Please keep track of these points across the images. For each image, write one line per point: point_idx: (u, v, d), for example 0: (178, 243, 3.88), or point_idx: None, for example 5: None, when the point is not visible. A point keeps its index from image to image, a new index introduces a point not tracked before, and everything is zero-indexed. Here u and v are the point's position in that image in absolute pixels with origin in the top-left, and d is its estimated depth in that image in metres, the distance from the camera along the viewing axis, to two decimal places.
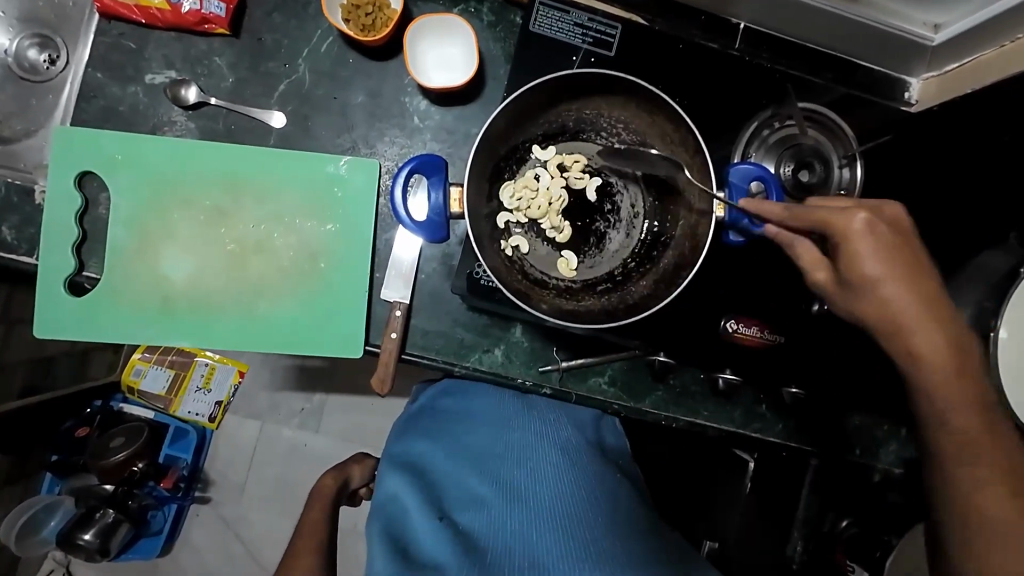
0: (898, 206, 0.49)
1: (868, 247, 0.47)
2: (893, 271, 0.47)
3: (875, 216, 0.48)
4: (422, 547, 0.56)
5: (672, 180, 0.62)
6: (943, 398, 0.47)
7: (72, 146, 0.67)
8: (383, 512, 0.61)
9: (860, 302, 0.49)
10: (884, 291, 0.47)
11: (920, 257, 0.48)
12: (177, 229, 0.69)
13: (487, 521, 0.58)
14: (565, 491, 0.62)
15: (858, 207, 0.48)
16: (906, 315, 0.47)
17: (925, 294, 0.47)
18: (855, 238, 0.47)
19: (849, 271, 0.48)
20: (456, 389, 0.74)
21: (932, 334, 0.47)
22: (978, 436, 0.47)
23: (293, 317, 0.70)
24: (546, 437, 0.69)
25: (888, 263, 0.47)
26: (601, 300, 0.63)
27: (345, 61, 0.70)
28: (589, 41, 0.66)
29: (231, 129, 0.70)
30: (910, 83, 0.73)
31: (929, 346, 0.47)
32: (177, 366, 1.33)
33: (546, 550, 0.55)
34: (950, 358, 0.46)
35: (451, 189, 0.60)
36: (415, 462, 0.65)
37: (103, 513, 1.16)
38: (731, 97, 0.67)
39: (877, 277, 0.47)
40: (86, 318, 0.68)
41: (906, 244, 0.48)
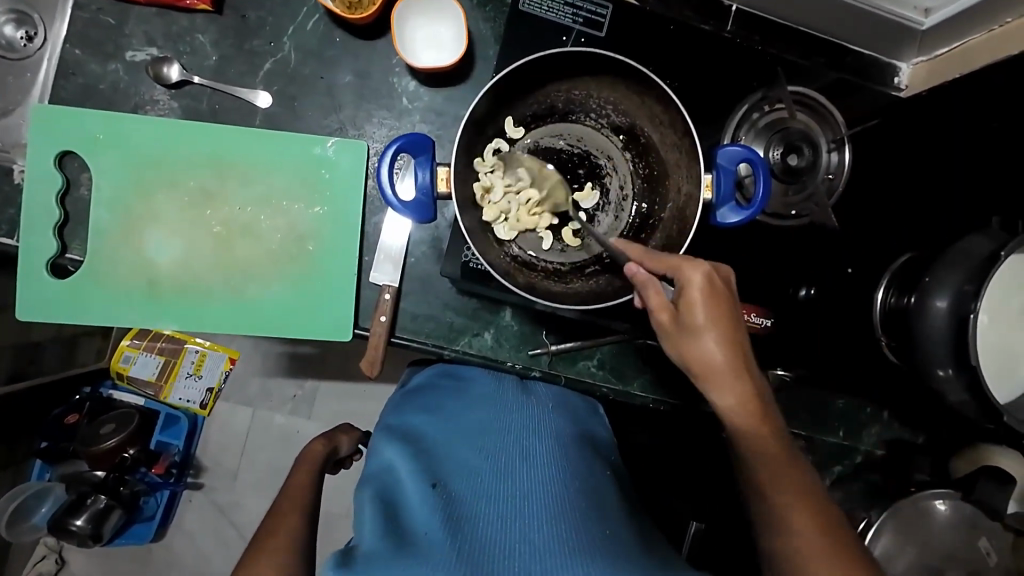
0: (729, 270, 0.55)
1: (701, 298, 0.52)
2: (717, 323, 0.52)
3: (715, 273, 0.53)
4: (411, 514, 0.54)
5: (661, 164, 0.62)
6: (753, 444, 0.52)
7: (52, 125, 0.65)
8: (377, 477, 0.60)
9: (685, 346, 0.53)
10: (704, 338, 0.52)
11: (735, 317, 0.53)
12: (163, 211, 0.68)
13: (479, 500, 0.56)
14: (562, 481, 0.60)
15: (702, 262, 0.53)
16: (715, 370, 0.52)
17: (733, 348, 0.52)
18: (693, 287, 0.52)
19: (686, 319, 0.52)
20: (461, 368, 0.73)
21: (739, 385, 0.52)
22: (787, 473, 0.50)
23: (282, 301, 0.70)
24: (546, 424, 0.68)
25: (714, 316, 0.51)
26: (589, 282, 0.63)
27: (332, 40, 0.69)
28: (579, 21, 0.65)
29: (215, 109, 0.69)
30: (899, 68, 0.73)
31: (732, 400, 0.52)
32: (167, 353, 1.33)
33: (537, 533, 0.52)
34: (748, 411, 0.52)
35: (439, 170, 0.58)
36: (411, 434, 0.65)
37: (95, 499, 1.16)
38: (721, 80, 0.67)
39: (702, 325, 0.51)
40: (73, 300, 0.67)
41: (730, 302, 0.53)
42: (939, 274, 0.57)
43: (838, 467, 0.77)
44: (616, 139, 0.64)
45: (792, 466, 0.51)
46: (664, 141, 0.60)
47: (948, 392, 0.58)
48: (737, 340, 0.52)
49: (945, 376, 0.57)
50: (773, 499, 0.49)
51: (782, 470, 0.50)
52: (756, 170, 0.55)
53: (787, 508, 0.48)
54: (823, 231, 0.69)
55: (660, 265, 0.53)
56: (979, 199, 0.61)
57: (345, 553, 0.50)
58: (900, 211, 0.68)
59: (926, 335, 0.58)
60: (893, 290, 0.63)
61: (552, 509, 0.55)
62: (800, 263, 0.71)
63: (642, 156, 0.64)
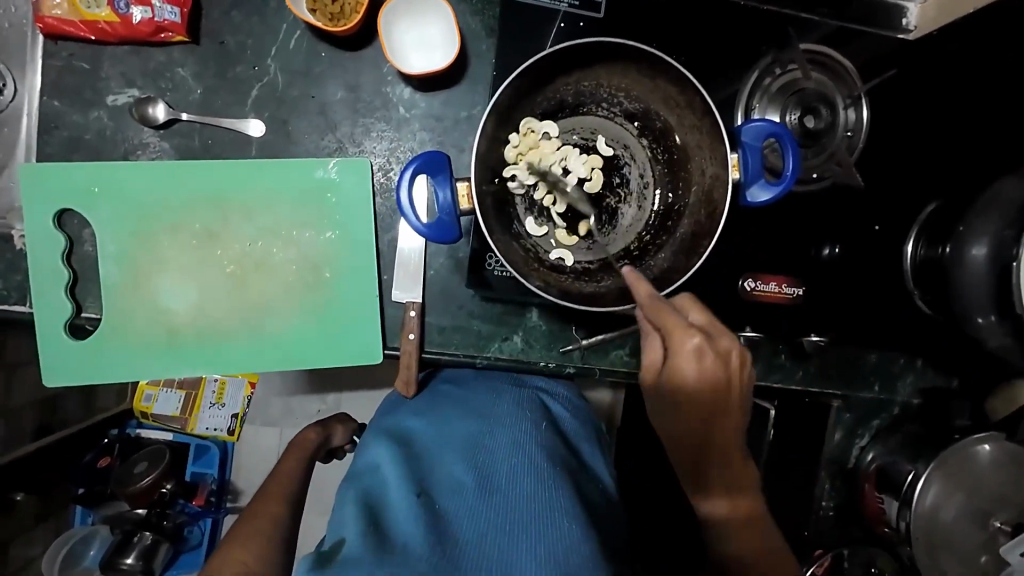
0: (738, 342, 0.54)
1: (690, 368, 0.53)
2: (704, 389, 0.54)
3: (707, 342, 0.53)
4: (394, 519, 0.55)
5: (681, 146, 0.57)
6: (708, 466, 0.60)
7: (47, 183, 0.63)
8: (362, 477, 0.62)
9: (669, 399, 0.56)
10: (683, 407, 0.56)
11: (730, 381, 0.55)
12: (171, 258, 0.66)
13: (463, 507, 0.57)
14: (549, 492, 0.60)
15: (696, 330, 0.52)
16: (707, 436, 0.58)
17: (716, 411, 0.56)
18: (680, 355, 0.53)
19: (673, 387, 0.54)
20: (456, 379, 0.77)
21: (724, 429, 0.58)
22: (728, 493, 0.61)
23: (306, 331, 0.69)
24: (537, 435, 0.69)
25: (703, 384, 0.53)
26: (620, 278, 0.58)
27: (317, 55, 0.66)
28: (574, 4, 0.61)
29: (208, 144, 0.66)
30: (908, 8, 0.69)
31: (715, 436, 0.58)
32: (187, 386, 1.33)
33: (520, 551, 0.53)
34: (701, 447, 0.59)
35: (460, 185, 0.54)
36: (404, 439, 0.67)
37: (141, 535, 1.19)
38: (729, 45, 0.63)
39: (687, 390, 0.54)
40: (95, 358, 0.66)
41: (723, 377, 0.54)
42: (973, 222, 0.58)
43: (876, 421, 0.78)
44: (631, 126, 0.60)
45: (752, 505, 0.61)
46: (683, 124, 0.55)
47: (989, 338, 0.59)
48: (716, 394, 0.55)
49: (984, 324, 0.58)
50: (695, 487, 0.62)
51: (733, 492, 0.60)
52: (785, 145, 0.50)
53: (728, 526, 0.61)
54: (849, 191, 0.66)
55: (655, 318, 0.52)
56: (995, 145, 0.61)
57: (322, 554, 0.51)
58: (926, 162, 0.66)
59: (967, 282, 0.58)
60: (923, 242, 0.65)
61: (534, 521, 0.56)
62: (837, 229, 0.67)
63: (659, 141, 0.59)
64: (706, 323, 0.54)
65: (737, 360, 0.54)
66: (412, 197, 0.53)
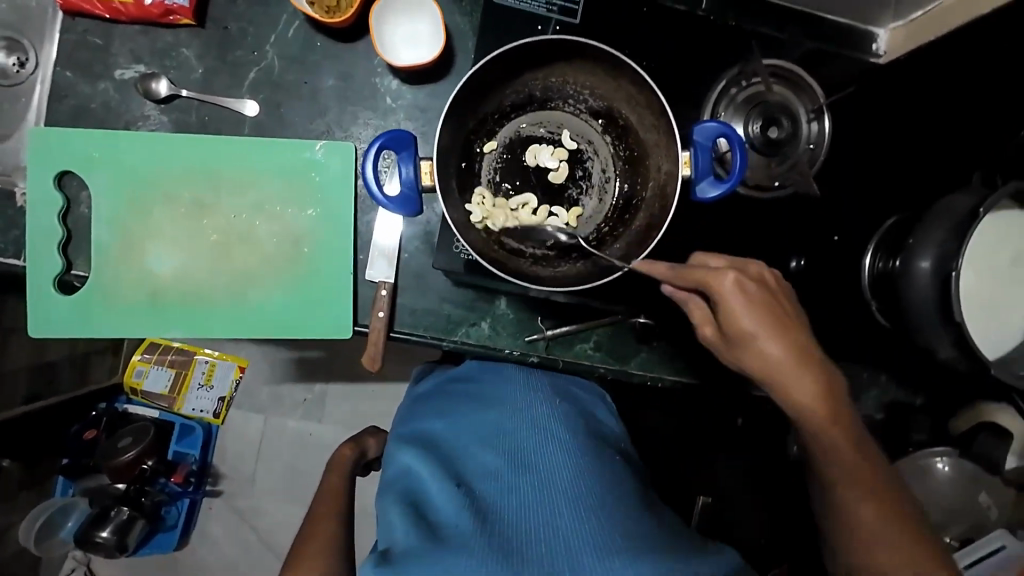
0: (761, 264, 0.54)
1: (740, 303, 0.51)
2: (766, 329, 0.51)
3: (743, 275, 0.52)
4: (438, 512, 0.57)
5: (640, 143, 0.61)
6: (828, 440, 0.52)
7: (51, 146, 0.67)
8: (399, 483, 0.63)
9: (743, 356, 0.53)
10: (759, 344, 0.51)
11: (784, 312, 0.52)
12: (160, 225, 0.69)
13: (499, 489, 0.59)
14: (575, 465, 0.62)
15: (728, 267, 0.51)
16: (780, 373, 0.52)
17: (791, 342, 0.51)
18: (725, 297, 0.51)
19: (731, 328, 0.52)
20: (463, 375, 0.76)
21: (808, 381, 0.51)
22: (861, 470, 0.52)
23: (282, 304, 0.71)
24: (553, 411, 0.70)
25: (762, 320, 0.51)
26: (577, 265, 0.60)
27: (313, 45, 0.71)
28: (552, 9, 0.65)
29: (204, 120, 0.70)
30: (877, 34, 0.73)
31: (805, 393, 0.52)
32: (177, 365, 1.36)
33: (562, 523, 0.54)
34: (826, 401, 0.52)
35: (422, 163, 0.57)
36: (428, 437, 0.67)
37: (117, 510, 1.20)
38: (698, 57, 0.67)
39: (753, 333, 0.51)
40: (80, 313, 0.69)
41: (773, 303, 0.52)
42: (923, 234, 0.59)
43: None
44: (596, 123, 0.63)
45: (887, 497, 0.51)
46: (642, 122, 0.58)
47: (939, 348, 0.61)
48: (790, 333, 0.52)
49: (934, 336, 0.59)
50: (836, 485, 0.52)
51: (861, 474, 0.52)
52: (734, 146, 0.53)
53: (859, 510, 0.51)
54: (809, 202, 0.69)
55: (690, 282, 0.52)
56: None
57: (381, 556, 0.54)
58: (886, 176, 0.69)
59: (915, 293, 0.60)
60: (881, 255, 0.66)
61: (573, 494, 0.58)
62: (800, 239, 0.69)
63: (621, 138, 0.62)
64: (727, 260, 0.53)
65: (773, 279, 0.54)
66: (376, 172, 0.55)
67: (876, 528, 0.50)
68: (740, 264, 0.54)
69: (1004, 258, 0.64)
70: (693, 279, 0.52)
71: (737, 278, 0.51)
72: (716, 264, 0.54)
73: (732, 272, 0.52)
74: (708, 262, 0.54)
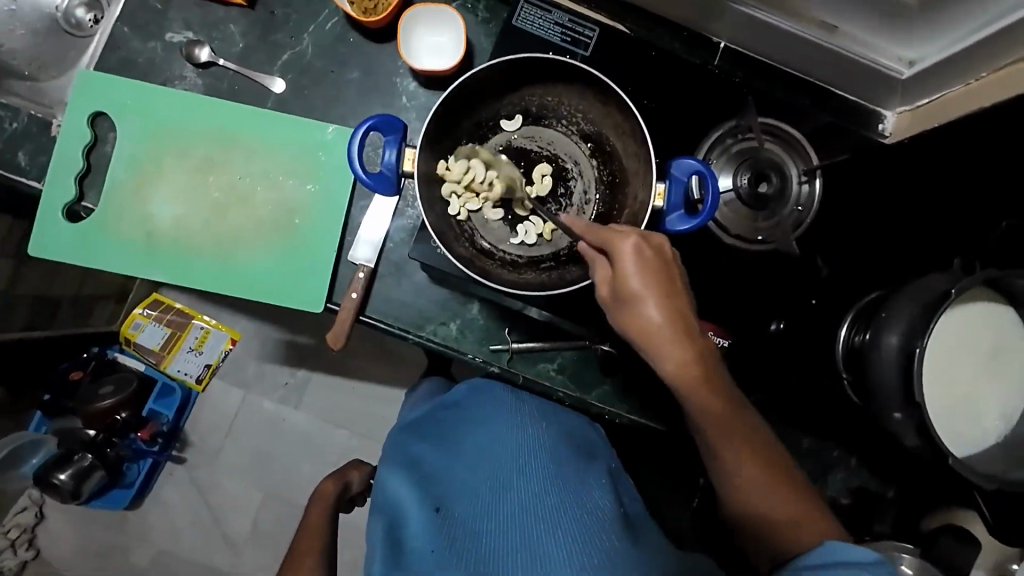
0: (663, 237, 0.55)
1: (634, 266, 0.53)
2: (653, 289, 0.53)
3: (644, 242, 0.54)
4: (414, 536, 0.57)
5: (621, 170, 0.65)
6: (703, 401, 0.54)
7: (90, 87, 0.73)
8: (380, 506, 0.63)
9: (626, 313, 0.54)
10: (642, 306, 0.53)
11: (674, 281, 0.54)
12: (171, 175, 0.74)
13: (478, 514, 0.59)
14: (557, 490, 0.62)
15: (631, 232, 0.54)
16: (657, 334, 0.54)
17: (671, 307, 0.53)
18: (620, 256, 0.53)
19: (623, 288, 0.54)
20: (455, 402, 0.78)
21: (680, 345, 0.54)
22: (729, 426, 0.54)
23: (263, 268, 0.74)
24: (538, 439, 0.70)
25: (650, 284, 0.53)
26: (541, 275, 0.64)
27: (346, 40, 0.76)
28: (565, 40, 0.70)
29: (233, 89, 0.76)
30: (885, 116, 0.74)
31: (676, 358, 0.54)
32: (174, 326, 1.36)
33: (544, 544, 0.54)
34: (694, 364, 0.54)
35: (406, 150, 0.61)
36: (413, 461, 0.68)
37: (82, 455, 1.17)
38: (698, 105, 0.70)
39: (640, 294, 0.53)
40: (77, 242, 0.73)
41: (666, 270, 0.54)
42: (894, 309, 0.59)
43: None
44: (584, 146, 0.67)
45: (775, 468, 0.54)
46: (626, 151, 0.63)
47: (904, 435, 0.58)
48: (674, 298, 0.54)
49: (900, 419, 0.57)
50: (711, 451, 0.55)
51: (734, 438, 0.54)
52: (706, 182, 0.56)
53: (737, 468, 0.54)
54: (787, 261, 0.69)
55: (594, 237, 0.55)
56: None
57: None
58: (871, 250, 0.68)
59: (881, 370, 0.58)
60: (856, 328, 0.64)
61: (555, 517, 0.58)
62: (773, 297, 0.70)
63: (606, 163, 0.66)
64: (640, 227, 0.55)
65: (671, 253, 0.54)
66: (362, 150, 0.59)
67: (766, 484, 0.53)
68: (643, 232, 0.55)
69: (983, 352, 0.62)
70: (601, 239, 0.55)
71: (637, 243, 0.54)
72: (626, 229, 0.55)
73: (636, 238, 0.54)
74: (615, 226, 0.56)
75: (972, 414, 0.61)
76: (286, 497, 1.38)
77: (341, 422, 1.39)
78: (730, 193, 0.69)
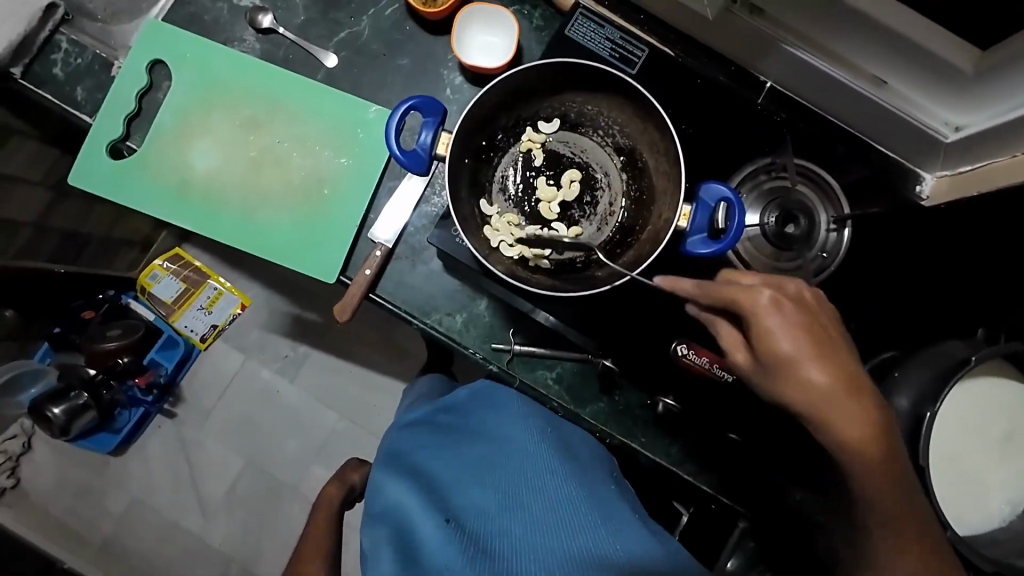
0: (800, 281, 0.52)
1: (776, 322, 0.49)
2: (809, 349, 0.48)
3: (780, 292, 0.50)
4: (427, 551, 0.54)
5: (650, 188, 0.65)
6: (872, 478, 0.47)
7: (155, 35, 0.76)
8: (387, 518, 0.59)
9: (786, 383, 0.49)
10: (805, 368, 0.48)
11: (830, 334, 0.50)
12: (215, 128, 0.77)
13: (488, 522, 0.56)
14: (565, 493, 0.60)
15: (763, 284, 0.50)
16: (828, 403, 0.47)
17: (839, 368, 0.48)
18: (761, 314, 0.49)
19: (767, 351, 0.49)
20: (452, 404, 0.73)
21: (861, 415, 0.47)
22: (901, 509, 0.47)
23: (284, 231, 0.76)
24: (541, 437, 0.67)
25: (802, 342, 0.48)
26: (553, 277, 0.65)
27: (402, 27, 0.78)
28: (614, 56, 0.71)
29: (288, 58, 0.79)
30: (922, 177, 0.72)
31: (857, 429, 0.47)
32: (190, 282, 1.36)
33: (557, 554, 0.52)
34: (875, 435, 0.47)
35: (442, 134, 0.63)
36: (413, 467, 0.64)
37: (78, 394, 1.18)
38: (735, 139, 0.70)
39: (792, 354, 0.48)
40: (116, 179, 0.76)
41: (816, 321, 0.50)
42: (908, 371, 0.57)
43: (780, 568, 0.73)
44: (616, 158, 0.68)
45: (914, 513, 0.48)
46: (658, 168, 0.64)
47: None
48: (838, 359, 0.48)
49: None
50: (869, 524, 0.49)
51: (899, 516, 0.48)
52: (733, 208, 0.56)
53: (890, 553, 0.48)
54: None
55: (715, 297, 0.52)
56: None
57: None
58: (890, 309, 0.67)
59: None
60: None
61: (568, 521, 0.57)
62: None
63: (636, 179, 0.67)
64: (763, 278, 0.52)
65: (815, 300, 0.51)
66: (399, 127, 0.61)
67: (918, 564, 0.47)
68: (778, 282, 0.52)
69: (998, 432, 0.59)
70: (721, 296, 0.52)
71: (775, 297, 0.50)
72: (748, 282, 0.52)
73: (770, 289, 0.50)
74: (739, 279, 0.53)
75: (973, 491, 0.59)
76: (265, 469, 1.37)
77: (334, 403, 1.39)
78: (755, 228, 0.68)
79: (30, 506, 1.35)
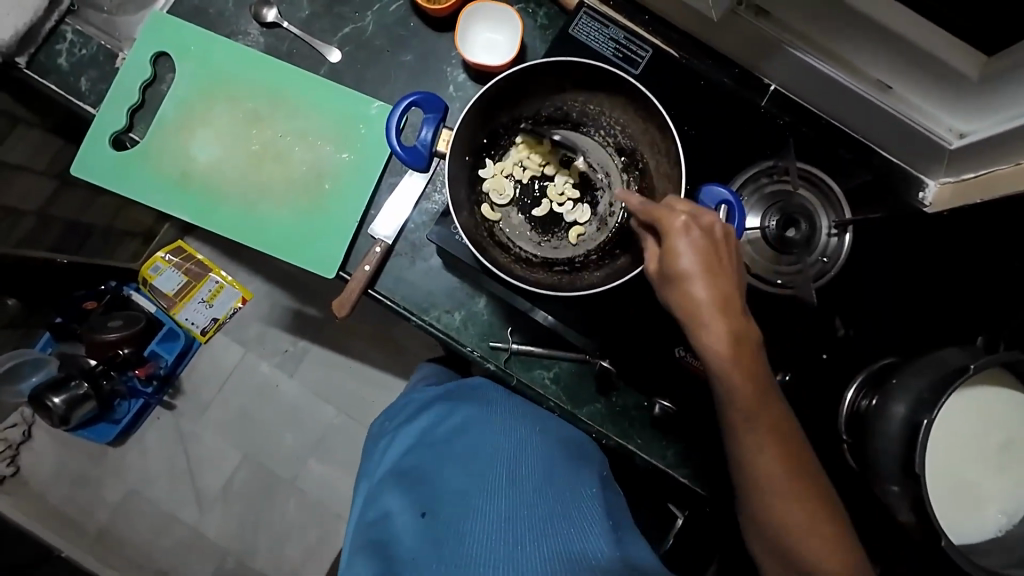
0: (716, 214, 0.51)
1: (683, 244, 0.49)
2: (704, 270, 0.49)
3: (695, 219, 0.50)
4: (400, 542, 0.56)
5: (651, 188, 0.65)
6: (738, 394, 0.50)
7: (159, 27, 0.76)
8: (368, 511, 0.62)
9: (673, 294, 0.51)
10: (691, 287, 0.49)
11: (724, 261, 0.50)
12: (217, 121, 0.77)
13: (464, 517, 0.58)
14: (543, 494, 0.62)
15: (683, 207, 0.50)
16: (704, 315, 0.49)
17: (723, 296, 0.49)
18: (672, 234, 0.50)
19: (670, 267, 0.50)
20: (449, 394, 0.75)
21: (722, 333, 0.49)
22: (772, 430, 0.51)
23: (283, 225, 0.76)
24: (528, 437, 0.68)
25: (700, 263, 0.49)
26: (551, 277, 0.65)
27: (407, 23, 0.78)
28: (617, 56, 0.71)
29: (292, 53, 0.79)
30: (927, 183, 0.72)
31: (719, 344, 0.49)
32: (192, 275, 1.34)
33: (525, 551, 0.54)
34: (734, 350, 0.49)
35: (443, 131, 0.63)
36: (399, 461, 0.66)
37: (78, 384, 1.19)
38: (737, 141, 0.70)
39: (687, 273, 0.49)
40: (118, 169, 0.76)
41: (719, 251, 0.50)
42: (906, 378, 0.57)
43: None
44: (618, 159, 0.69)
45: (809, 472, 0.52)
46: (659, 170, 0.63)
47: (897, 509, 0.56)
48: (726, 286, 0.49)
49: (894, 492, 0.55)
50: (759, 467, 0.51)
51: (766, 441, 0.51)
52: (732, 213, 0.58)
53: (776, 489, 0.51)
54: (804, 310, 0.68)
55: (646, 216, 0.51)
56: None
57: None
58: (891, 315, 0.67)
59: (882, 437, 0.56)
60: (864, 392, 0.63)
61: (540, 518, 0.58)
62: (786, 347, 0.68)
63: (636, 180, 0.67)
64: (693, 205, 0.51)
65: (724, 234, 0.50)
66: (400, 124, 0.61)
67: (807, 515, 0.51)
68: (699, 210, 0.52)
69: (997, 441, 0.59)
70: (651, 218, 0.52)
71: (689, 221, 0.50)
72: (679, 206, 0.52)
73: (686, 214, 0.50)
74: (669, 202, 0.52)
75: (970, 499, 0.58)
76: (262, 463, 1.38)
77: (331, 398, 1.39)
78: (756, 232, 0.68)
79: (27, 494, 1.35)
